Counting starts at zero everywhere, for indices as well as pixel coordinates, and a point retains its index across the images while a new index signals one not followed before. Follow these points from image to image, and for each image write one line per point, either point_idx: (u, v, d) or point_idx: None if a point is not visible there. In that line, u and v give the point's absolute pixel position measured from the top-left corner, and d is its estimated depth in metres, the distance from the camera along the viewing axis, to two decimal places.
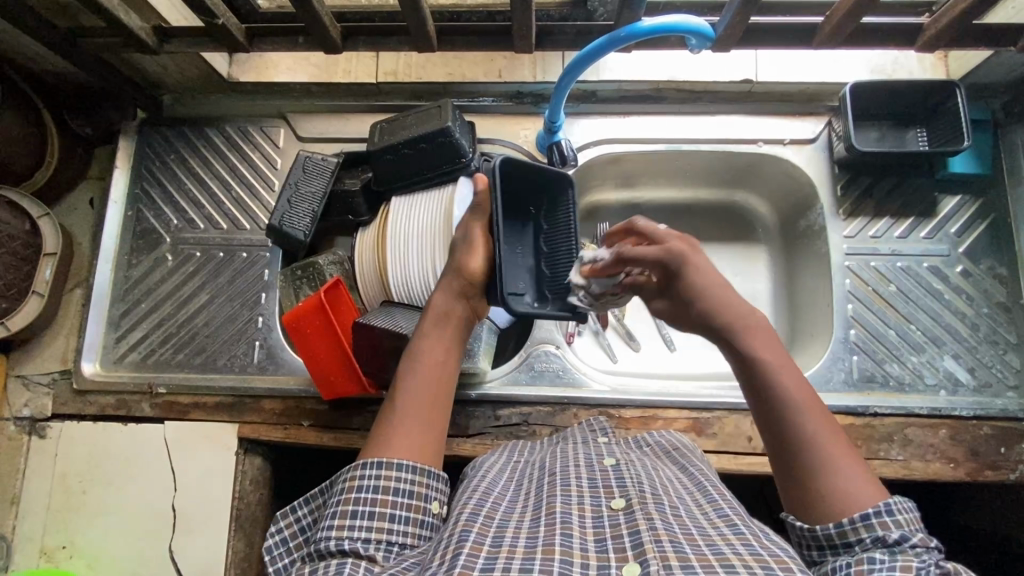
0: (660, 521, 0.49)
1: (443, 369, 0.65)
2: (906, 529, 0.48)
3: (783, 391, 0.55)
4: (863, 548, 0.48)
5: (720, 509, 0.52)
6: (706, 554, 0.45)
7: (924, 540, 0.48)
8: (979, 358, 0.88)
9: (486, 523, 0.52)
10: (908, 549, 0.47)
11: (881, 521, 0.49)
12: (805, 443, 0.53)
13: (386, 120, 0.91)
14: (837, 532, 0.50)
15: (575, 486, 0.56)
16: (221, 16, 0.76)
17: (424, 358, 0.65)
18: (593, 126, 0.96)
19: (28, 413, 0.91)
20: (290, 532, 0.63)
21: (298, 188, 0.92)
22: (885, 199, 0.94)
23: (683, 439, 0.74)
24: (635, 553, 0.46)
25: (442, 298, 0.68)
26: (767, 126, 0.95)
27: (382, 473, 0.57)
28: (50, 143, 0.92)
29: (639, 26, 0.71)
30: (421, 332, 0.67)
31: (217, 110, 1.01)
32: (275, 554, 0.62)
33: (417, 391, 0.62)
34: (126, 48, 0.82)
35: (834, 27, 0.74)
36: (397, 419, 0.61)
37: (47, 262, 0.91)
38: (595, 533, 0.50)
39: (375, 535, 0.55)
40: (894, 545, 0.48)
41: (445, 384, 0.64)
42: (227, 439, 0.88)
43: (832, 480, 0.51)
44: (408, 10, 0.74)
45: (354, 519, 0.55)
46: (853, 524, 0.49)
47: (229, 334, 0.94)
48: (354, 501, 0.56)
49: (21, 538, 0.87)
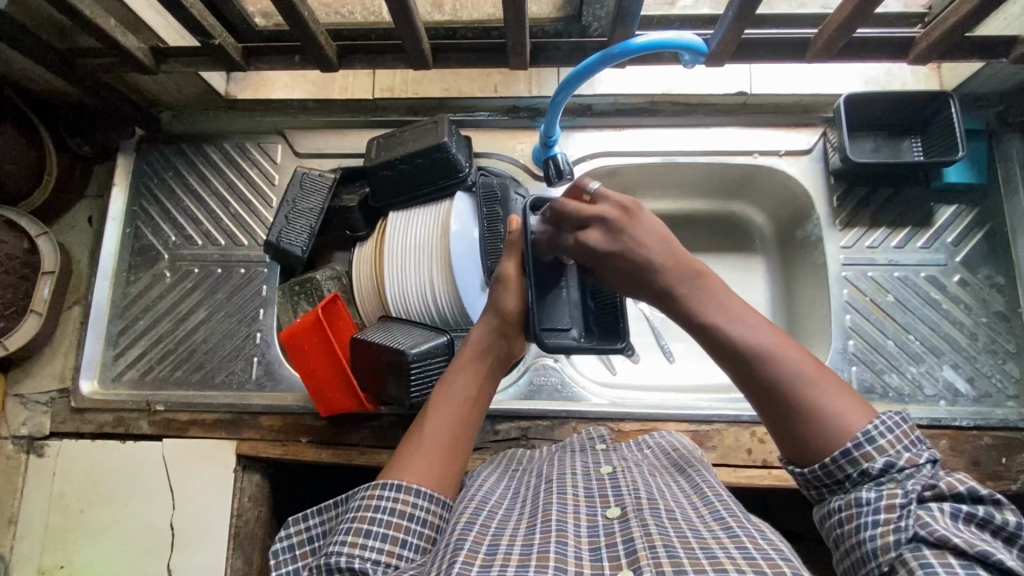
0: (654, 525, 0.49)
1: (473, 403, 0.66)
2: (892, 454, 0.47)
3: (744, 345, 0.53)
4: (852, 483, 0.48)
5: (718, 510, 0.52)
6: (700, 557, 0.44)
7: (911, 460, 0.47)
8: (978, 368, 0.88)
9: (481, 532, 0.52)
10: (896, 475, 0.47)
11: (863, 453, 0.48)
12: (762, 378, 0.52)
13: (383, 136, 0.91)
14: (824, 472, 0.49)
15: (571, 495, 0.56)
16: (218, 36, 0.77)
17: (452, 389, 0.66)
18: (589, 139, 0.96)
19: (26, 431, 0.91)
20: (299, 539, 0.62)
21: (296, 204, 0.92)
22: (881, 209, 0.94)
23: (682, 439, 0.73)
24: (630, 561, 0.46)
25: (478, 333, 0.70)
26: (764, 138, 0.95)
27: (399, 496, 0.56)
28: (48, 161, 0.93)
29: (632, 42, 0.71)
30: (453, 367, 0.69)
31: (215, 127, 1.01)
32: (281, 559, 0.62)
33: (443, 420, 0.64)
34: (124, 67, 0.83)
35: (827, 41, 0.74)
36: (421, 442, 0.62)
37: (46, 279, 0.91)
38: (591, 542, 0.49)
39: (385, 559, 0.53)
40: (880, 475, 0.47)
41: (471, 416, 0.65)
42: (226, 456, 0.88)
43: (803, 409, 0.50)
44: (404, 29, 0.74)
45: (367, 538, 0.54)
46: (836, 463, 0.48)
47: (227, 350, 0.94)
48: (369, 520, 0.55)
49: (20, 557, 0.86)
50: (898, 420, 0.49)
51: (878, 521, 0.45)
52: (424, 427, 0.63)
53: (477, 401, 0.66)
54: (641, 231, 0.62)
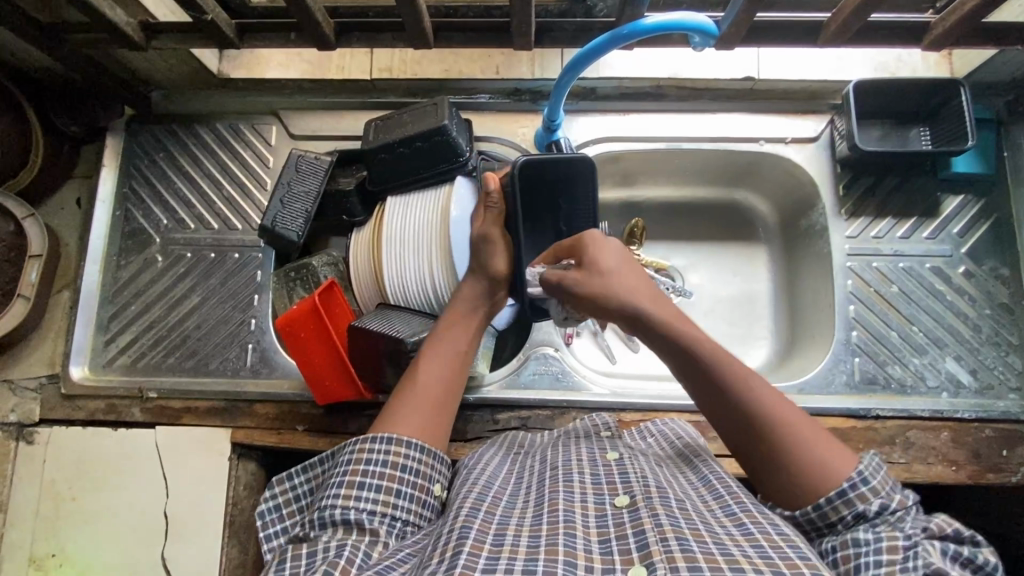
0: (665, 516, 0.48)
1: (460, 357, 0.69)
2: (884, 496, 0.50)
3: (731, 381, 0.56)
4: (845, 526, 0.49)
5: (729, 505, 0.51)
6: (714, 553, 0.43)
7: (902, 502, 0.49)
8: (981, 359, 0.88)
9: (488, 519, 0.51)
10: (890, 517, 0.48)
11: (859, 494, 0.50)
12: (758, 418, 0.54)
13: (382, 118, 0.88)
14: (817, 515, 0.51)
15: (578, 482, 0.55)
16: (210, 12, 0.74)
17: (444, 344, 0.69)
18: (592, 123, 0.94)
19: (15, 418, 0.89)
20: (284, 500, 0.62)
21: (291, 187, 0.90)
22: (887, 199, 0.93)
23: (688, 427, 0.72)
24: (641, 556, 0.44)
25: (468, 290, 0.74)
26: (769, 124, 0.93)
27: (391, 448, 0.57)
28: (34, 141, 0.90)
29: (642, 22, 0.69)
30: (444, 322, 0.71)
31: (208, 107, 0.98)
32: (267, 519, 0.62)
33: (435, 370, 0.66)
34: (112, 44, 0.79)
35: (840, 25, 0.72)
36: (415, 396, 0.63)
37: (33, 263, 0.88)
38: (600, 533, 0.48)
39: (380, 509, 0.54)
40: (875, 517, 0.49)
41: (458, 372, 0.67)
42: (220, 445, 0.86)
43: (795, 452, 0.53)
44: (404, 7, 0.72)
45: (361, 490, 0.54)
46: (832, 503, 0.50)
47: (221, 337, 0.92)
48: (362, 473, 0.55)
49: (10, 545, 0.85)
50: (880, 464, 0.52)
51: (881, 562, 0.45)
52: (417, 377, 0.65)
53: (464, 354, 0.69)
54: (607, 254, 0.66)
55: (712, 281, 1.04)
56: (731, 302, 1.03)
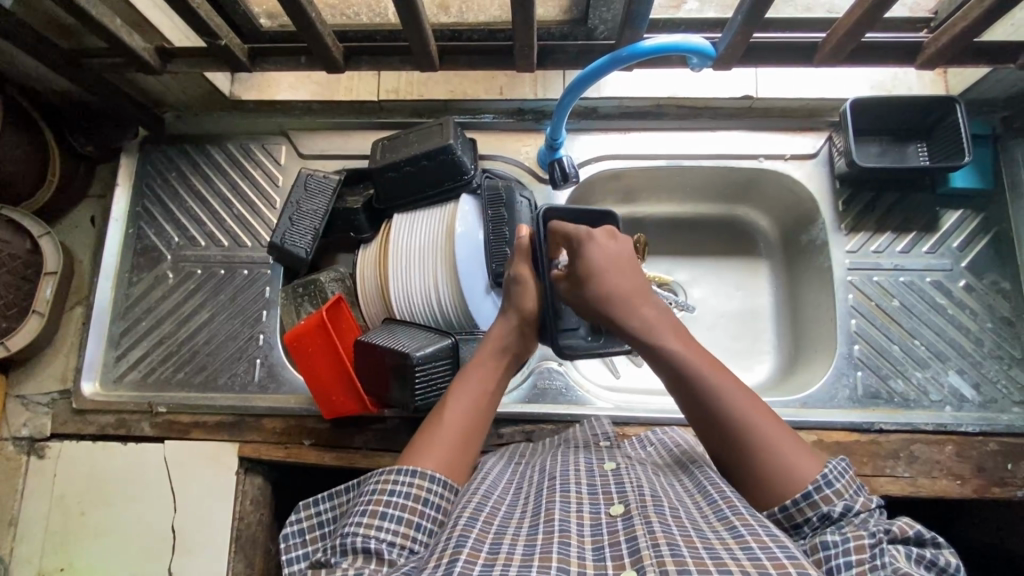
0: (658, 523, 0.48)
1: (486, 395, 0.67)
2: (847, 498, 0.52)
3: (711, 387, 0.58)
4: (811, 527, 0.51)
5: (721, 509, 0.51)
6: (704, 557, 0.44)
7: (865, 504, 0.52)
8: (984, 373, 0.88)
9: (484, 529, 0.51)
10: (853, 518, 0.50)
11: (823, 496, 0.52)
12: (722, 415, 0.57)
13: (389, 137, 0.90)
14: (784, 515, 0.52)
15: (574, 492, 0.56)
16: (224, 37, 0.76)
17: (468, 380, 0.68)
18: (593, 142, 0.96)
19: (27, 433, 0.90)
20: (308, 524, 0.62)
21: (300, 206, 0.92)
22: (887, 213, 0.94)
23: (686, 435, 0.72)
24: (633, 560, 0.45)
25: (499, 331, 0.72)
26: (769, 142, 0.95)
27: (415, 481, 0.57)
28: (52, 162, 0.92)
29: (641, 45, 0.71)
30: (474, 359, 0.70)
31: (219, 127, 1.01)
32: (292, 542, 0.62)
33: (461, 405, 0.65)
34: (129, 68, 0.82)
35: (834, 46, 0.74)
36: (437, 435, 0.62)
37: (48, 280, 0.91)
38: (593, 541, 0.49)
39: (400, 541, 0.54)
40: (840, 518, 0.50)
41: (483, 408, 0.66)
42: (228, 459, 0.87)
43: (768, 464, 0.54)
44: (412, 32, 0.74)
45: (383, 520, 0.54)
46: (797, 505, 0.52)
47: (230, 352, 0.93)
48: (385, 503, 0.55)
49: (19, 559, 0.86)
50: (845, 467, 0.53)
51: (851, 563, 0.46)
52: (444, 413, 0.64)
53: (494, 396, 0.68)
54: (603, 248, 0.69)
55: (714, 296, 1.04)
56: (734, 317, 1.03)
